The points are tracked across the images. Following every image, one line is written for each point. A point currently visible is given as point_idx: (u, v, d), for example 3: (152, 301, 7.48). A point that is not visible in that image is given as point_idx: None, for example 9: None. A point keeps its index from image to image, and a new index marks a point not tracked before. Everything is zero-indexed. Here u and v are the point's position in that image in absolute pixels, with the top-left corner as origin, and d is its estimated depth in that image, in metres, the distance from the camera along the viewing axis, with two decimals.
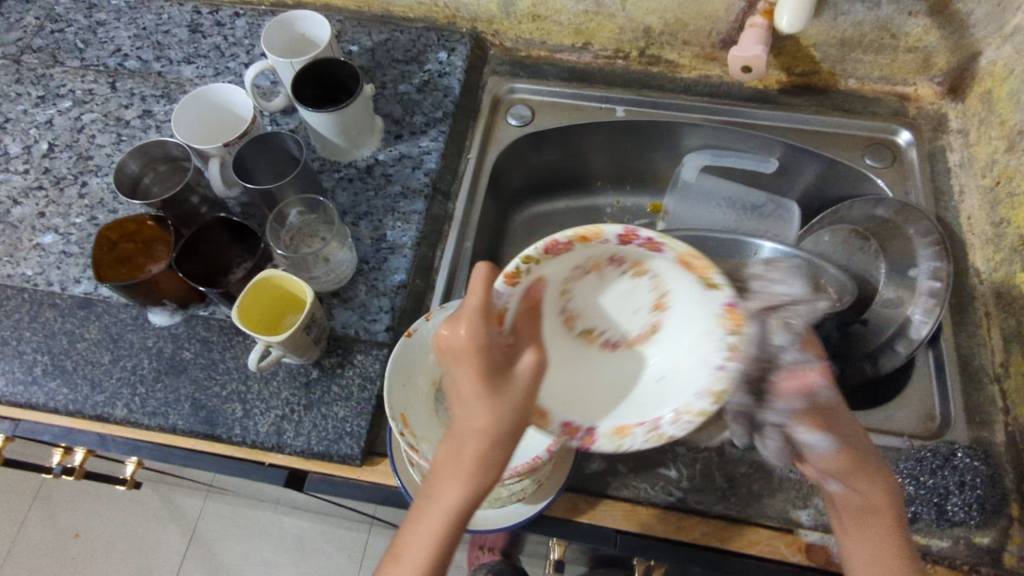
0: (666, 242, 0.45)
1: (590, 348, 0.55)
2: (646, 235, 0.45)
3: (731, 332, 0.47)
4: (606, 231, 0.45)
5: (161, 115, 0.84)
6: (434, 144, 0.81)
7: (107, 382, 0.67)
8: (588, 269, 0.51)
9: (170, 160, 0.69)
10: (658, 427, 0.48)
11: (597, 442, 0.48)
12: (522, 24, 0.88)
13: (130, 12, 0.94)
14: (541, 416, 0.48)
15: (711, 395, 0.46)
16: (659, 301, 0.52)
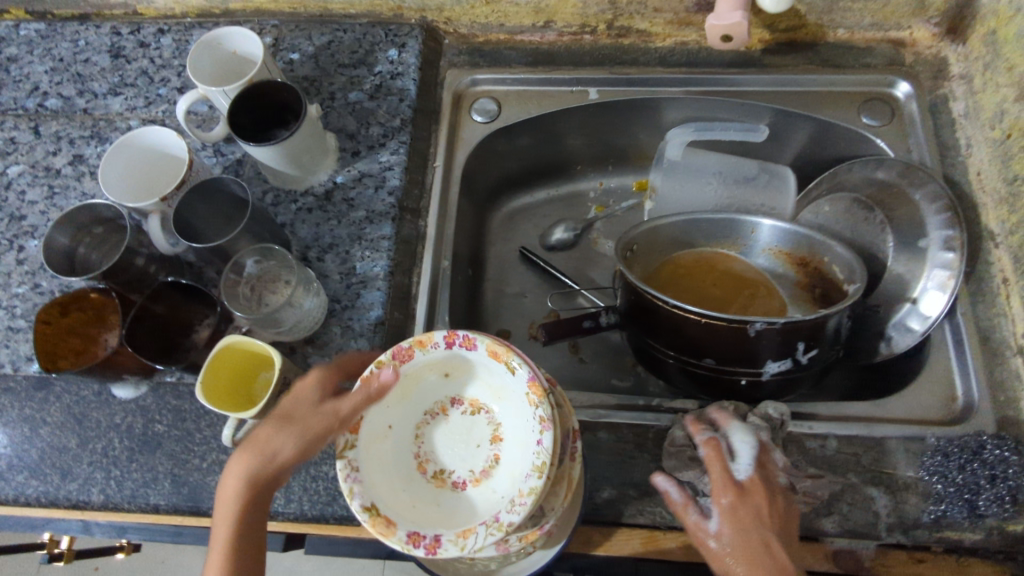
0: (476, 338, 0.52)
1: (442, 488, 0.52)
2: (464, 334, 0.53)
3: (539, 405, 0.49)
4: (434, 338, 0.53)
5: (94, 158, 0.77)
6: (395, 158, 0.74)
7: (78, 468, 0.62)
8: (435, 411, 0.55)
9: (106, 221, 0.62)
10: (499, 518, 0.46)
11: (441, 547, 0.46)
12: (476, 9, 0.80)
13: (42, 42, 0.85)
14: (385, 524, 0.46)
15: (541, 473, 0.46)
16: (496, 432, 0.53)
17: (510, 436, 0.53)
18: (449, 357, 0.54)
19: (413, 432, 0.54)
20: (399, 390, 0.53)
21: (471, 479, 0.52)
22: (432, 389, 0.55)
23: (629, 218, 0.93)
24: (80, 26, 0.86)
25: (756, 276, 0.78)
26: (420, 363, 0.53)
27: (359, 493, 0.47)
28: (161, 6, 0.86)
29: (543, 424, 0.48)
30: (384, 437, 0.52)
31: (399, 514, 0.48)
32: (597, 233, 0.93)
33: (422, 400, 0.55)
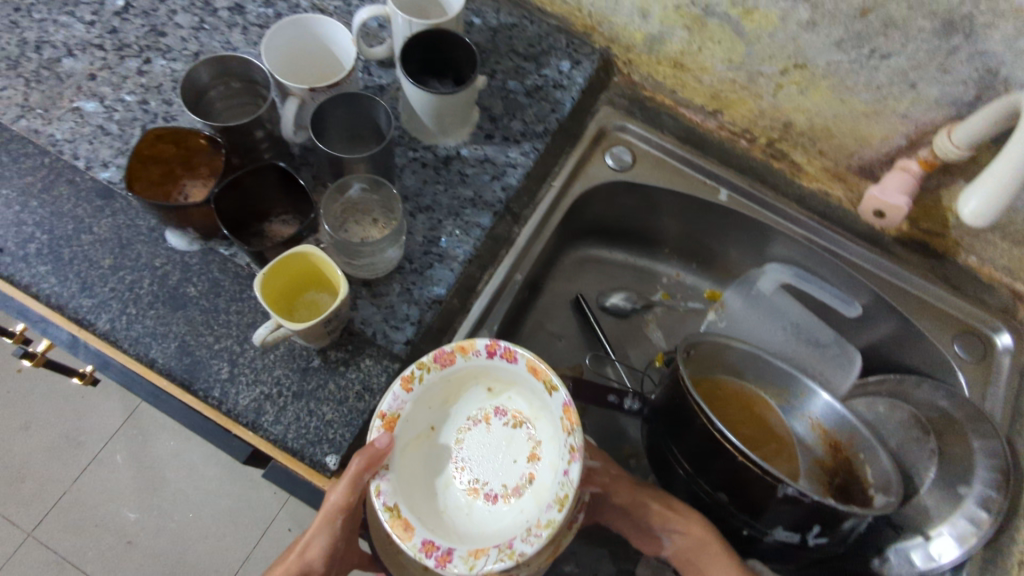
0: (518, 351, 0.55)
1: (475, 499, 0.54)
2: (505, 346, 0.56)
3: (571, 434, 0.52)
4: (474, 345, 0.56)
5: (252, 16, 0.76)
6: (523, 159, 0.73)
7: (99, 288, 0.60)
8: (479, 419, 0.57)
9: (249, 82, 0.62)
10: (511, 546, 0.48)
11: (451, 562, 0.48)
12: (660, 66, 0.79)
13: None
14: (403, 528, 0.49)
15: (563, 504, 0.49)
16: (534, 448, 0.55)
17: (546, 456, 0.54)
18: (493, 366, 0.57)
19: (455, 437, 0.57)
20: (444, 393, 0.57)
21: (501, 494, 0.54)
22: (480, 397, 0.58)
23: (686, 318, 0.92)
24: None
25: (784, 434, 0.77)
26: (460, 368, 0.57)
27: (385, 492, 0.51)
28: None
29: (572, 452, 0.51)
30: (425, 435, 0.57)
31: (423, 519, 0.51)
32: (653, 317, 0.92)
33: (461, 407, 0.58)
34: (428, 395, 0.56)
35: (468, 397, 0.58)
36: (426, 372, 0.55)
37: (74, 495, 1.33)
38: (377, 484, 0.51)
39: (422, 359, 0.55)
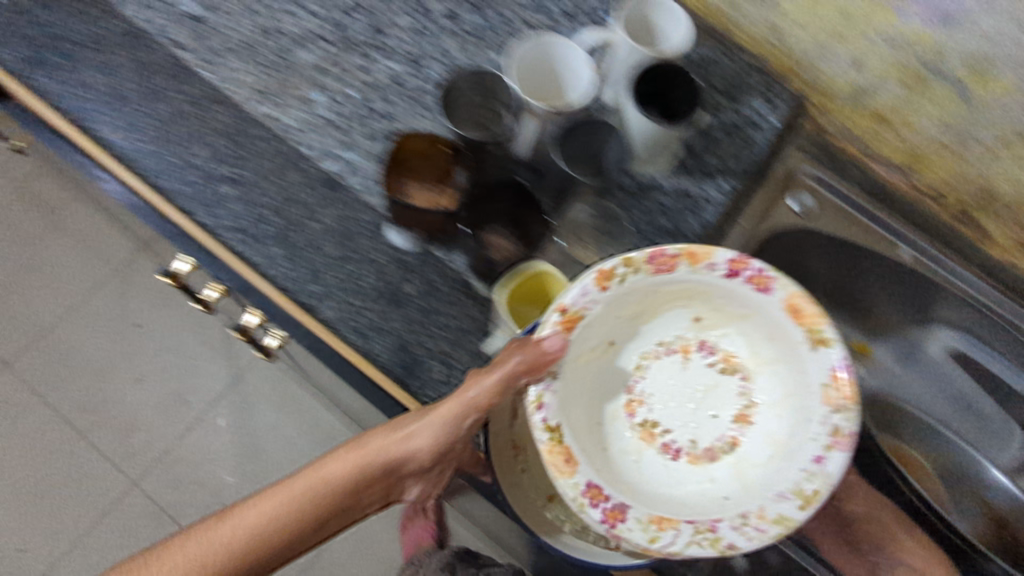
0: (777, 283, 0.55)
1: (647, 441, 0.62)
2: (756, 270, 0.56)
3: (835, 412, 0.55)
4: (715, 257, 0.55)
5: (467, 24, 0.77)
6: (720, 198, 0.74)
7: (326, 275, 0.64)
8: (678, 348, 0.64)
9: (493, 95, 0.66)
10: (713, 532, 0.55)
11: (622, 521, 0.54)
12: (861, 118, 0.78)
13: None
14: (566, 462, 0.55)
15: (802, 502, 0.55)
16: (744, 408, 0.62)
17: (757, 424, 0.62)
18: (721, 288, 0.58)
19: (640, 357, 0.64)
20: (653, 305, 0.62)
21: (686, 450, 0.62)
22: (685, 322, 0.63)
23: None
24: None
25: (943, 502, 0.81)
26: (680, 275, 0.57)
27: (546, 408, 0.56)
28: None
29: (832, 441, 0.55)
30: (608, 347, 0.62)
31: (593, 462, 0.58)
32: None
33: (664, 329, 0.64)
34: (631, 299, 0.59)
35: (670, 318, 0.63)
36: (638, 269, 0.56)
37: (180, 451, 1.40)
38: (540, 398, 0.56)
39: (637, 254, 0.55)
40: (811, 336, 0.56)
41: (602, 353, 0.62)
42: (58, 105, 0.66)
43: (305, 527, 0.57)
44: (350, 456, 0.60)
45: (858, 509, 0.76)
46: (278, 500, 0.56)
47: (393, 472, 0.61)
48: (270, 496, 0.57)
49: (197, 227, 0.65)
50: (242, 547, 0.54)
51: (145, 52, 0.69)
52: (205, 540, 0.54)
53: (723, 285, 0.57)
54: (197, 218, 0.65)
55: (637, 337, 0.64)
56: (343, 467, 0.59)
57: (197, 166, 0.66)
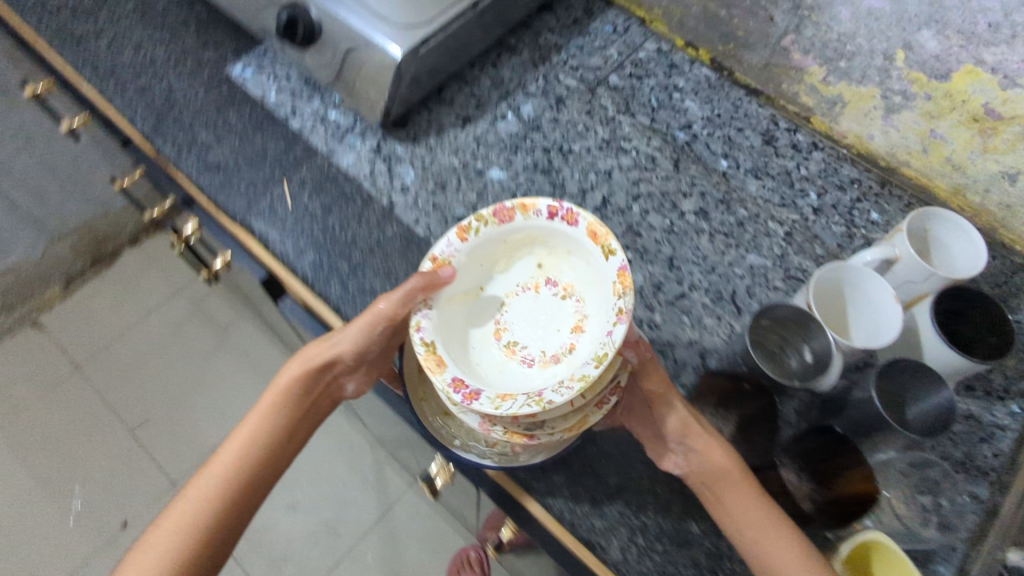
0: (580, 215, 0.57)
1: (510, 358, 0.58)
2: (568, 209, 0.58)
3: (621, 296, 0.53)
4: (537, 204, 0.58)
5: (717, 223, 0.78)
6: (1014, 423, 0.68)
7: (609, 508, 0.62)
8: (528, 287, 0.62)
9: (800, 332, 0.62)
10: (541, 396, 0.50)
11: (478, 400, 0.51)
12: None
13: (708, 90, 0.87)
14: (437, 363, 0.53)
15: (598, 360, 0.51)
16: (579, 320, 0.58)
17: (589, 330, 0.57)
18: (555, 230, 0.59)
19: (503, 298, 0.62)
20: (502, 252, 0.62)
21: (539, 360, 0.58)
22: (529, 260, 0.62)
23: None
24: (745, 95, 0.86)
25: None
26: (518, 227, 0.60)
27: (424, 329, 0.55)
28: (839, 128, 0.82)
29: (619, 317, 0.52)
30: (475, 295, 0.61)
31: (461, 362, 0.55)
32: None
33: (516, 270, 0.62)
34: (484, 250, 0.60)
35: (516, 265, 0.62)
36: (485, 225, 0.59)
37: None
38: (419, 321, 0.55)
39: (483, 213, 0.59)
40: (608, 248, 0.56)
41: (469, 298, 0.61)
42: (344, 312, 0.69)
43: (282, 436, 0.60)
44: (293, 367, 0.62)
45: (652, 387, 0.59)
46: (262, 414, 0.61)
47: (325, 375, 0.63)
48: (216, 466, 0.57)
49: None
50: (245, 479, 0.57)
51: (420, 255, 0.71)
52: (223, 456, 0.58)
53: (551, 230, 0.59)
54: None
55: (494, 277, 0.62)
56: (290, 381, 0.61)
57: None
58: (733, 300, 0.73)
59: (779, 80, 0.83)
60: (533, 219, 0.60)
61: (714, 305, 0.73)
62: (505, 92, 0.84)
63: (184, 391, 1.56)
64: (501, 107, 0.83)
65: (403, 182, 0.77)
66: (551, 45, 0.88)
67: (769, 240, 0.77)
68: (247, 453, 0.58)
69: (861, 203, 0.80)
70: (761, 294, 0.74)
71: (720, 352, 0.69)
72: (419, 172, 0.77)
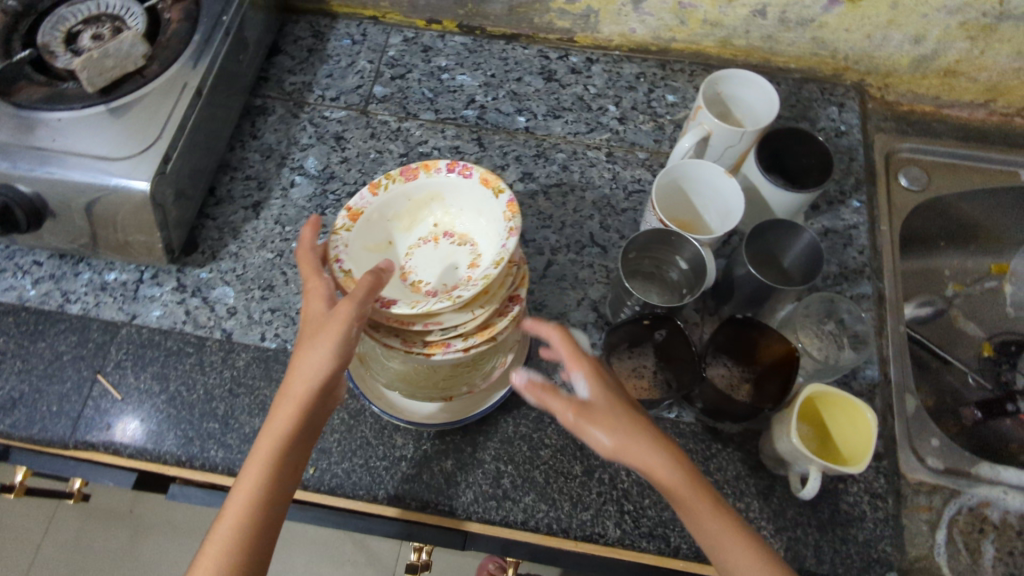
0: (476, 167, 0.55)
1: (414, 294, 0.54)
2: (464, 163, 0.55)
3: (512, 220, 0.51)
4: (438, 162, 0.56)
5: (544, 177, 0.76)
6: (859, 217, 0.75)
7: (588, 496, 0.58)
8: (428, 238, 0.57)
9: (665, 246, 0.62)
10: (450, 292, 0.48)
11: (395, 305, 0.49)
12: (925, 80, 0.82)
13: (472, 56, 0.85)
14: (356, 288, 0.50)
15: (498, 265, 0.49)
16: (475, 260, 0.54)
17: (485, 264, 0.53)
18: (452, 187, 0.56)
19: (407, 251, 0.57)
20: (408, 210, 0.57)
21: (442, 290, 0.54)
22: (429, 217, 0.57)
23: (989, 301, 0.94)
24: (507, 44, 0.86)
25: None
26: (423, 187, 0.56)
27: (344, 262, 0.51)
28: (603, 36, 0.83)
29: (512, 232, 0.51)
30: (383, 248, 0.55)
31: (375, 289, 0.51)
32: (958, 311, 0.94)
33: (417, 225, 0.57)
34: (388, 212, 0.56)
35: (417, 222, 0.57)
36: (391, 184, 0.55)
37: None
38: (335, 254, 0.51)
39: (392, 173, 0.55)
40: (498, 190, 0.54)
41: (375, 249, 0.55)
42: (235, 472, 0.59)
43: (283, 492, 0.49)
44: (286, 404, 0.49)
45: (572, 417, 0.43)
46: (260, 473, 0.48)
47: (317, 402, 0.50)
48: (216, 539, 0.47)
49: (442, 514, 0.58)
50: (257, 541, 0.48)
51: (286, 368, 0.64)
52: (218, 534, 0.47)
53: (450, 190, 0.56)
54: (435, 505, 0.58)
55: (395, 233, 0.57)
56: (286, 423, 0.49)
57: (402, 456, 0.60)
58: (595, 242, 0.72)
59: (530, 18, 0.83)
60: (436, 179, 0.56)
61: (581, 257, 0.71)
62: (281, 156, 0.77)
63: (93, 549, 1.15)
64: (287, 175, 0.76)
65: (227, 304, 0.68)
66: (299, 86, 0.82)
67: (596, 169, 0.77)
68: (248, 531, 0.47)
69: (655, 92, 0.82)
70: (615, 224, 0.73)
71: (609, 296, 0.68)
72: (237, 285, 0.69)
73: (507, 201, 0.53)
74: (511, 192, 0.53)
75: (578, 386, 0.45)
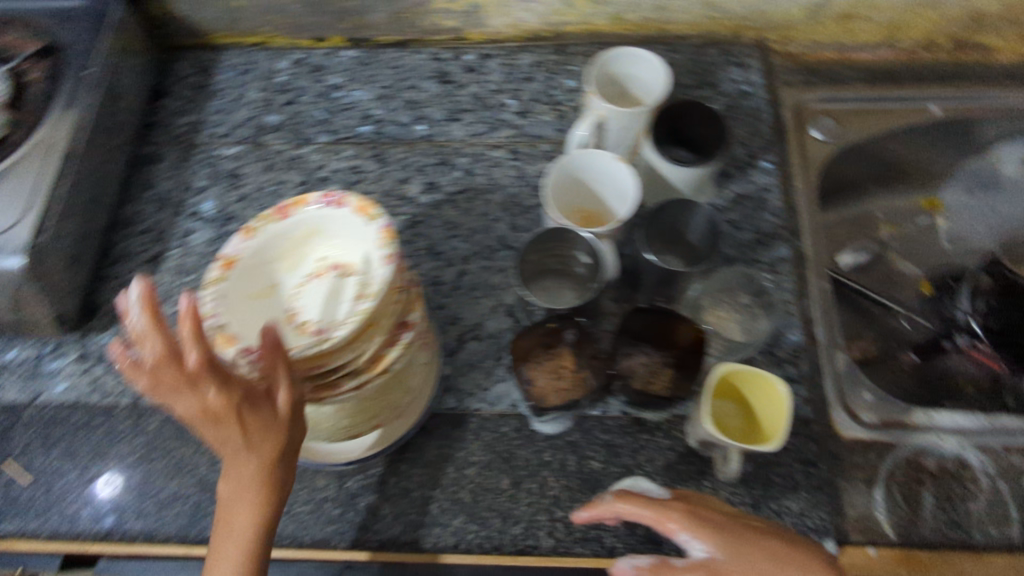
0: (348, 196, 0.54)
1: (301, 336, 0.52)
2: (337, 194, 0.54)
3: (388, 248, 0.50)
4: (308, 196, 0.54)
5: (448, 185, 0.74)
6: (770, 179, 0.73)
7: (518, 509, 0.58)
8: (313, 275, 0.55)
9: (564, 242, 0.61)
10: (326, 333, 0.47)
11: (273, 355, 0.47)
12: (825, 27, 0.80)
13: (364, 69, 0.82)
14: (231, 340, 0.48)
15: (375, 297, 0.48)
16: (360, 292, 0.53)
17: None
18: (329, 220, 0.54)
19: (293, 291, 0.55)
20: (288, 250, 0.55)
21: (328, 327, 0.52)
22: (312, 253, 0.55)
23: (924, 238, 0.93)
24: (399, 51, 0.83)
25: None
26: (299, 224, 0.54)
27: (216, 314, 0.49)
28: (493, 29, 0.81)
29: (387, 260, 0.49)
30: (266, 293, 0.53)
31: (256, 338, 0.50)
32: (894, 253, 0.93)
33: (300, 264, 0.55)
34: (266, 255, 0.54)
35: (300, 260, 0.55)
36: (264, 224, 0.53)
37: None
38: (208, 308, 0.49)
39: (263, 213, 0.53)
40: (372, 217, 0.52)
41: (257, 295, 0.53)
42: (158, 541, 0.58)
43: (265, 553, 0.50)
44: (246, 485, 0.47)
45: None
46: (239, 553, 0.48)
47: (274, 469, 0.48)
48: None
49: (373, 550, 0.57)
50: None
51: None
52: None
53: (327, 223, 0.54)
54: (366, 542, 0.57)
55: (279, 275, 0.55)
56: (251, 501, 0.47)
57: (328, 496, 0.59)
58: (505, 245, 0.70)
59: (416, 21, 0.80)
60: (311, 214, 0.54)
61: (493, 262, 0.69)
62: (177, 205, 0.74)
63: None
64: (186, 224, 0.73)
65: None
66: (188, 127, 0.79)
67: (501, 169, 0.75)
68: None
69: (554, 80, 0.80)
70: (525, 223, 0.71)
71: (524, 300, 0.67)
72: None
73: (381, 227, 0.51)
74: (385, 217, 0.51)
75: (690, 544, 0.50)
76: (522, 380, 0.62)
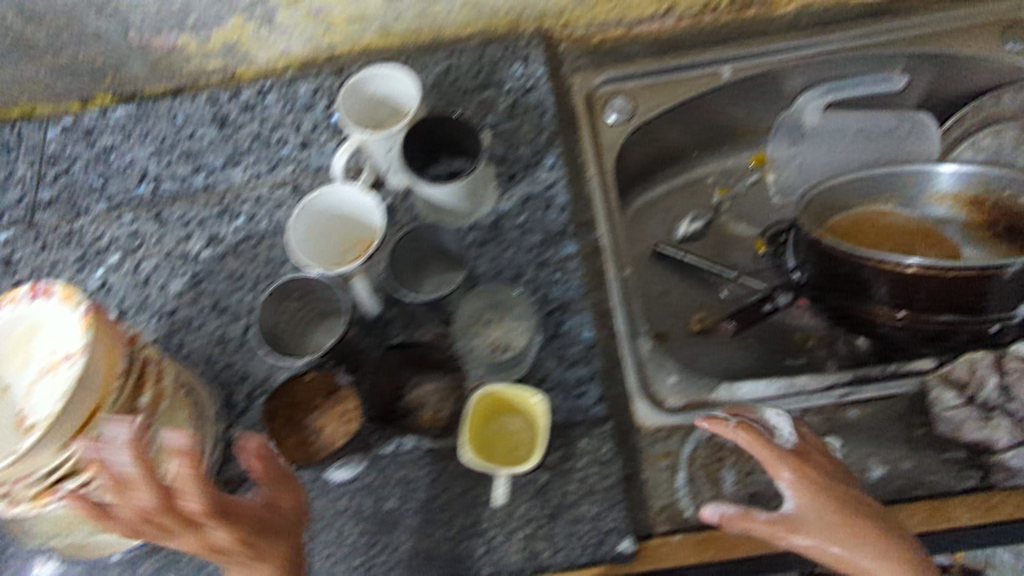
0: (54, 286, 0.52)
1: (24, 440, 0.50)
2: (47, 283, 0.53)
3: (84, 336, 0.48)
4: (20, 292, 0.53)
5: (232, 236, 0.72)
6: (555, 174, 0.71)
7: (316, 562, 0.58)
8: None
9: (322, 290, 0.60)
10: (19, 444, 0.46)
11: None
12: (595, 8, 0.76)
13: (137, 124, 0.78)
14: None
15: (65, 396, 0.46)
16: None
17: None
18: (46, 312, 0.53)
19: None
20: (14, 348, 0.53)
21: None
22: None
23: (755, 196, 0.93)
24: (173, 99, 0.80)
25: (920, 223, 0.79)
26: (16, 321, 0.53)
27: None
28: (262, 62, 0.78)
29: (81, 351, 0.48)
30: None
31: None
32: (728, 217, 0.92)
33: None
34: None
35: None
36: None
37: None
38: None
39: None
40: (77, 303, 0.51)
41: None
42: None
43: None
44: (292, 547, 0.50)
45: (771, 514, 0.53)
46: None
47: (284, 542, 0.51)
48: None
49: None
50: None
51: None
52: None
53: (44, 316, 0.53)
54: None
55: None
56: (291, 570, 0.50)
57: None
58: None
59: (178, 68, 0.77)
60: (25, 309, 0.53)
61: None
62: None
63: None
64: None
65: None
66: None
67: (285, 209, 0.73)
68: None
69: (333, 104, 0.77)
70: None
71: None
72: None
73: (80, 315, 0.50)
74: (84, 302, 0.50)
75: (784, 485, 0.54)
76: (310, 430, 0.60)
